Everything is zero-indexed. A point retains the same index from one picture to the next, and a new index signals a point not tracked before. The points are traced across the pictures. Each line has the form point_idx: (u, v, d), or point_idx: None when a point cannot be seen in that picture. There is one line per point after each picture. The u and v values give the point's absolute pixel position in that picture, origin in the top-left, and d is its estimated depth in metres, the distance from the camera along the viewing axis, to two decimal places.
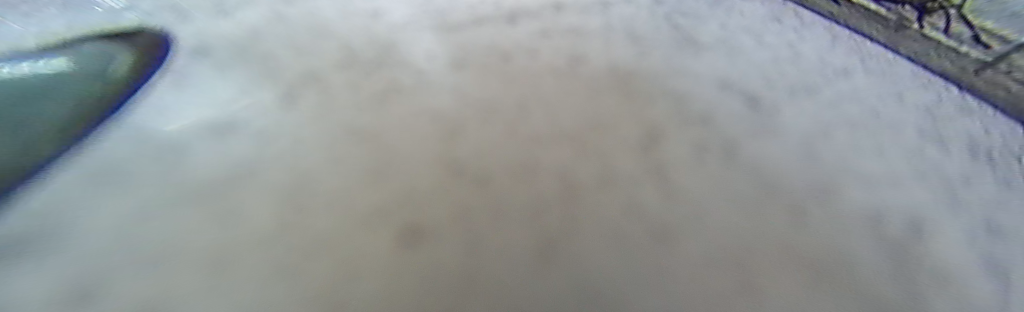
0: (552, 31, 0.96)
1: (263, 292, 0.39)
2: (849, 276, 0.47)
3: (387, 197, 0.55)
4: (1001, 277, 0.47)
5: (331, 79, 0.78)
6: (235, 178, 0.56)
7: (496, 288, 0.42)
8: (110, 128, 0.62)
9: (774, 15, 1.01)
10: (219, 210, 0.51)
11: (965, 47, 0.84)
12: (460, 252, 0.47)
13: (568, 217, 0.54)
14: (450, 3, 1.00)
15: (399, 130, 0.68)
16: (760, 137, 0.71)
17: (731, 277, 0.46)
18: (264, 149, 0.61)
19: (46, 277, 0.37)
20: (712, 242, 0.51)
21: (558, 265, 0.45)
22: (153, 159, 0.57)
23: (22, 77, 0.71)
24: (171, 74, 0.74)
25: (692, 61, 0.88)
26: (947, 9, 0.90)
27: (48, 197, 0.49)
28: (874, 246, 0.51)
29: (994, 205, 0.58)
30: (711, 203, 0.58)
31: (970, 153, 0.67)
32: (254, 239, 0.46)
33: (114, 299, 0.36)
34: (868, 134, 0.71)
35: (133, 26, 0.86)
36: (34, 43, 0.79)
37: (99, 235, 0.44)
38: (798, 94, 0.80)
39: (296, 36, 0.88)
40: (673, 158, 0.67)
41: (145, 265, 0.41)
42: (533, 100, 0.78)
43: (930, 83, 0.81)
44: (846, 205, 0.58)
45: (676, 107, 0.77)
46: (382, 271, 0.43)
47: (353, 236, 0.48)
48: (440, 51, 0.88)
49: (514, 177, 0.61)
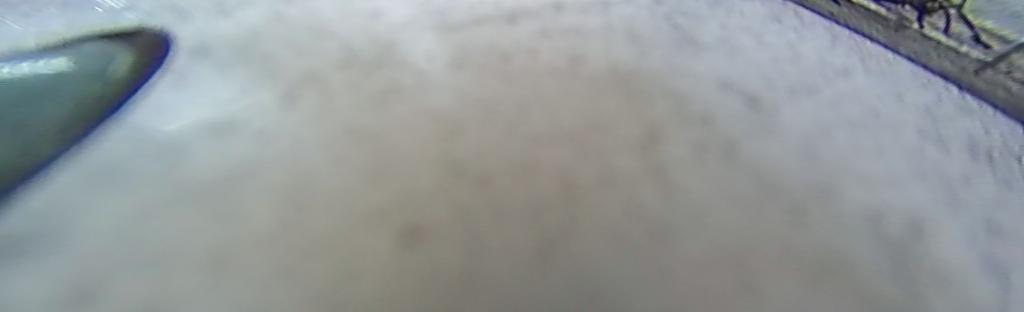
0: (552, 31, 0.96)
1: (263, 292, 0.39)
2: (849, 276, 0.47)
3: (387, 197, 0.55)
4: (1001, 277, 0.47)
5: (331, 79, 0.78)
6: (235, 178, 0.56)
7: (496, 288, 0.42)
8: (110, 128, 0.62)
9: (775, 15, 1.01)
10: (219, 210, 0.51)
11: (965, 47, 0.84)
12: (460, 252, 0.47)
13: (568, 217, 0.54)
14: (450, 3, 1.00)
15: (400, 130, 0.68)
16: (760, 137, 0.71)
17: (731, 277, 0.46)
18: (264, 149, 0.61)
19: (45, 277, 0.37)
20: (711, 242, 0.51)
21: (558, 265, 0.45)
22: (153, 159, 0.57)
23: (22, 77, 0.71)
24: (171, 74, 0.74)
25: (691, 61, 0.88)
26: (947, 9, 0.90)
27: (48, 197, 0.49)
28: (874, 246, 0.51)
29: (994, 206, 0.58)
30: (711, 203, 0.58)
31: (970, 153, 0.67)
32: (254, 239, 0.46)
33: (114, 299, 0.36)
34: (868, 135, 0.71)
35: (133, 26, 0.86)
36: (34, 43, 0.79)
37: (99, 235, 0.44)
38: (798, 94, 0.80)
39: (296, 36, 0.88)
40: (673, 158, 0.67)
41: (145, 265, 0.41)
42: (532, 100, 0.78)
43: (930, 83, 0.81)
44: (846, 206, 0.58)
45: (676, 107, 0.77)
46: (382, 271, 0.43)
47: (353, 236, 0.48)
48: (440, 51, 0.88)
49: (514, 177, 0.61)
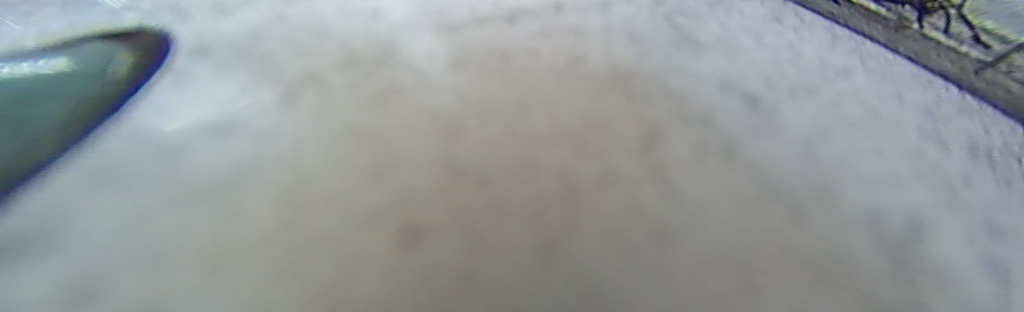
0: (552, 31, 0.96)
1: (261, 292, 0.39)
2: (850, 277, 0.46)
3: (387, 197, 0.55)
4: (1000, 276, 0.47)
5: (331, 79, 0.78)
6: (235, 178, 0.56)
7: (496, 288, 0.42)
8: (109, 128, 0.62)
9: (774, 15, 1.01)
10: (219, 210, 0.51)
11: (965, 47, 0.83)
12: (461, 253, 0.47)
13: (568, 217, 0.54)
14: (450, 3, 1.00)
15: (400, 130, 0.68)
16: (759, 138, 0.71)
17: (731, 277, 0.46)
18: (264, 149, 0.61)
19: (44, 277, 0.37)
20: (710, 242, 0.51)
21: (558, 266, 0.45)
22: (153, 159, 0.57)
23: (23, 77, 0.71)
24: (171, 74, 0.74)
25: (691, 61, 0.88)
26: (947, 9, 0.88)
27: (48, 197, 0.49)
28: (875, 248, 0.51)
29: (994, 205, 0.58)
30: (710, 204, 0.58)
31: (970, 152, 0.67)
32: (255, 239, 0.47)
33: (116, 299, 0.36)
34: (869, 135, 0.71)
35: (134, 26, 0.86)
36: (34, 43, 0.79)
37: (99, 236, 0.44)
38: (798, 94, 0.80)
39: (296, 37, 0.88)
40: (673, 158, 0.67)
41: (145, 264, 0.41)
42: (533, 100, 0.78)
43: (930, 83, 0.81)
44: (846, 206, 0.58)
45: (677, 107, 0.77)
46: (382, 273, 0.43)
47: (354, 236, 0.48)
48: (440, 51, 0.88)
49: (514, 177, 0.62)
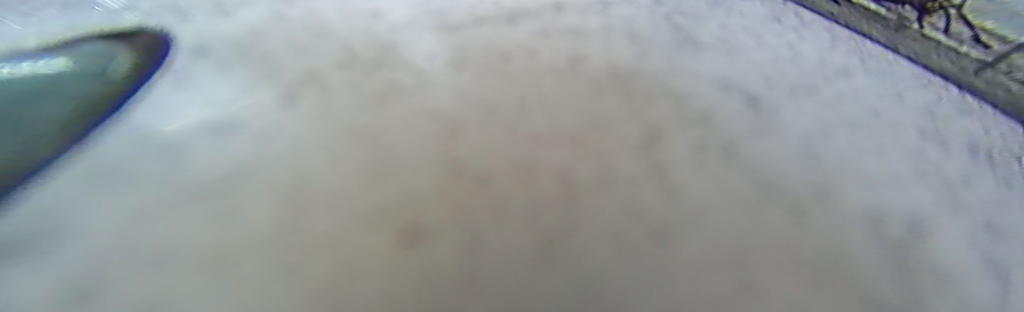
0: (551, 31, 0.96)
1: (263, 291, 0.39)
2: (850, 277, 0.46)
3: (387, 197, 0.55)
4: (1000, 277, 0.47)
5: (331, 79, 0.78)
6: (234, 178, 0.56)
7: (496, 288, 0.42)
8: (109, 128, 0.62)
9: (775, 15, 1.01)
10: (218, 211, 0.51)
11: (965, 47, 0.83)
12: (461, 253, 0.47)
13: (568, 217, 0.54)
14: (451, 3, 1.00)
15: (399, 130, 0.68)
16: (760, 138, 0.71)
17: (731, 277, 0.46)
18: (264, 149, 0.61)
19: (45, 277, 0.37)
20: (710, 241, 0.51)
21: (557, 266, 0.45)
22: (154, 159, 0.58)
23: (23, 77, 0.71)
24: (171, 74, 0.74)
25: (692, 61, 0.88)
26: (947, 9, 0.88)
27: (47, 197, 0.49)
28: (876, 249, 0.51)
29: (993, 206, 0.58)
30: (710, 204, 0.58)
31: (971, 152, 0.67)
32: (254, 238, 0.47)
33: (116, 300, 0.36)
34: (869, 135, 0.71)
35: (134, 26, 0.86)
36: (35, 43, 0.79)
37: (98, 237, 0.44)
38: (798, 94, 0.80)
39: (296, 36, 0.88)
40: (673, 158, 0.67)
41: (145, 265, 0.41)
42: (532, 100, 0.78)
43: (930, 83, 0.81)
44: (846, 206, 0.58)
45: (676, 107, 0.77)
46: (381, 273, 0.43)
47: (353, 236, 0.49)
48: (440, 52, 0.88)
49: (514, 177, 0.62)
